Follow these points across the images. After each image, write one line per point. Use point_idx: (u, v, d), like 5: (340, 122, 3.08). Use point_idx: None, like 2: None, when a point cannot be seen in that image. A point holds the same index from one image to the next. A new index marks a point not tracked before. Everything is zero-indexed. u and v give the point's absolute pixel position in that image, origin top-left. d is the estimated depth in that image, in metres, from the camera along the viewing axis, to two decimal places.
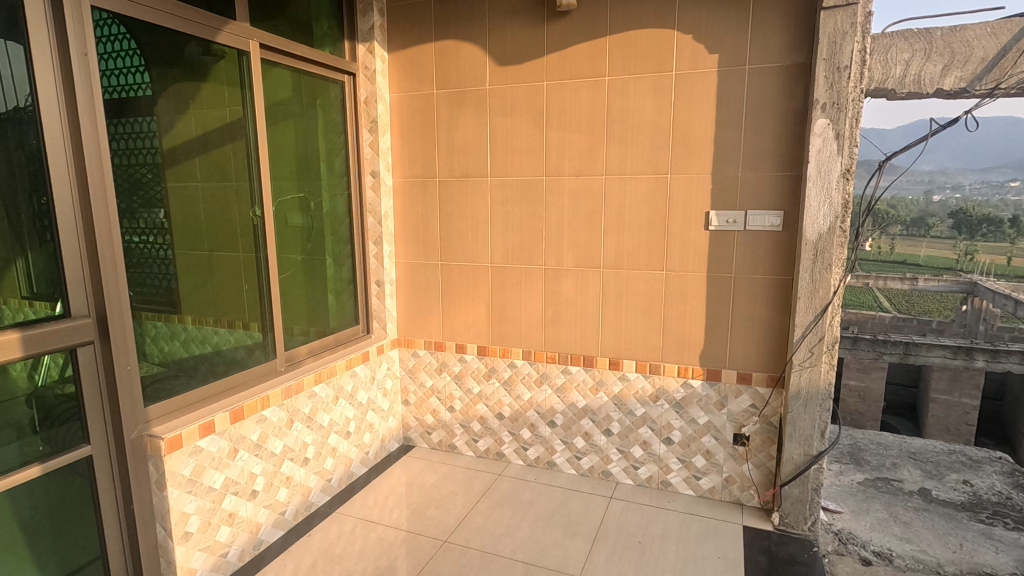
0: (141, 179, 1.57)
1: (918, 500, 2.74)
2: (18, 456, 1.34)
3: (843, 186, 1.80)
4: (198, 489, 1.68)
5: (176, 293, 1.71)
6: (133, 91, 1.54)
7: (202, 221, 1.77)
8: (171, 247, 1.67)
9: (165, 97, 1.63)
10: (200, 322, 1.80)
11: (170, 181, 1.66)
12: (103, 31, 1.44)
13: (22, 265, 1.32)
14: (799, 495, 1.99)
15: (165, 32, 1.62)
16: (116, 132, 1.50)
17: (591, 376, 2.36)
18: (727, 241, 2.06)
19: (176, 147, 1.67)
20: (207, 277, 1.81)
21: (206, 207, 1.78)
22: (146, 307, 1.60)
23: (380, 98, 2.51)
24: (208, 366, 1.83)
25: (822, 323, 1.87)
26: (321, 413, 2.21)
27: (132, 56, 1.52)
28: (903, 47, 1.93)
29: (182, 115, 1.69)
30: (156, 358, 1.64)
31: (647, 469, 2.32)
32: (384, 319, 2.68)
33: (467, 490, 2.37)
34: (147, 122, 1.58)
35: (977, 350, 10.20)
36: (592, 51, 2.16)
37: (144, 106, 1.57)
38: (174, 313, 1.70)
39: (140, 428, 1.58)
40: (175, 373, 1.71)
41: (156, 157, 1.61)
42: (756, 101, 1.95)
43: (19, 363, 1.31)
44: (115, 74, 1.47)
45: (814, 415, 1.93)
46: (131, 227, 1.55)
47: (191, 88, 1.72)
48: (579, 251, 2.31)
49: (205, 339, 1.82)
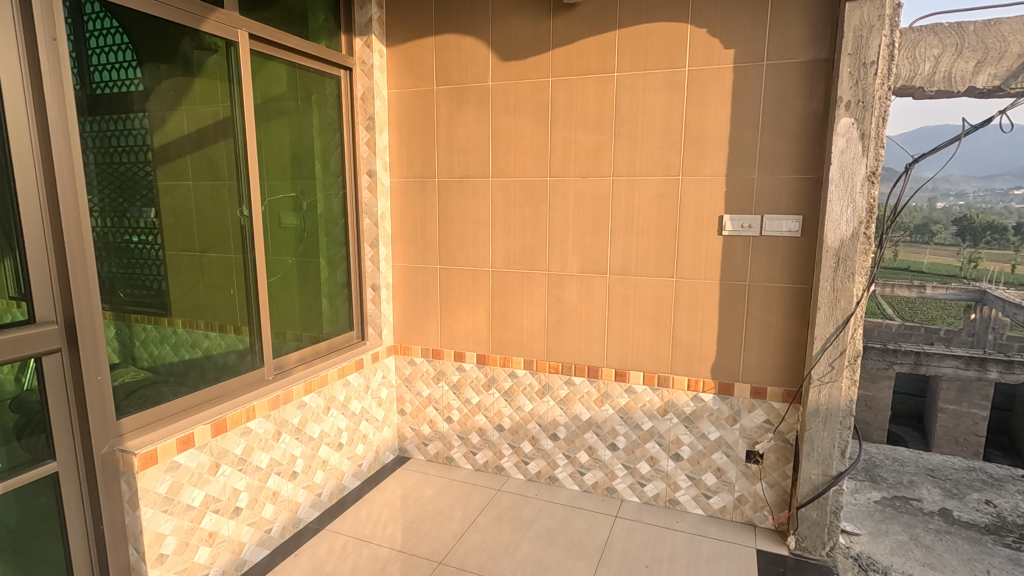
0: (128, 176, 1.49)
1: (940, 521, 2.54)
2: (6, 459, 1.27)
3: (868, 191, 1.68)
4: (175, 508, 1.57)
5: (166, 294, 1.64)
6: (125, 86, 1.48)
7: (193, 222, 1.69)
8: (162, 247, 1.60)
9: (156, 94, 1.56)
10: (190, 325, 1.72)
11: (161, 179, 1.58)
12: (92, 24, 1.38)
13: (11, 264, 1.25)
14: (817, 518, 1.87)
15: (157, 24, 1.54)
16: (101, 128, 1.42)
17: (596, 388, 2.25)
18: (742, 248, 1.95)
19: (168, 144, 1.59)
20: (198, 279, 1.73)
21: (198, 206, 1.70)
22: (134, 308, 1.55)
23: (378, 94, 2.41)
24: (197, 372, 1.75)
25: (845, 335, 1.75)
26: (312, 425, 2.09)
27: (124, 51, 1.46)
28: (932, 43, 1.77)
29: (174, 111, 1.61)
30: (145, 361, 1.57)
31: (653, 486, 2.20)
32: (380, 325, 2.56)
33: (464, 506, 2.25)
34: (138, 118, 1.51)
35: (990, 360, 10.16)
36: (600, 46, 2.05)
37: (137, 101, 1.50)
38: (163, 316, 1.64)
39: (112, 442, 1.47)
40: (164, 379, 1.64)
41: (148, 154, 1.53)
42: (775, 100, 1.84)
43: (5, 365, 1.24)
44: (106, 69, 1.42)
45: (834, 433, 1.82)
46: (119, 227, 1.48)
47: (184, 83, 1.64)
48: (585, 257, 2.20)
49: (195, 342, 1.74)
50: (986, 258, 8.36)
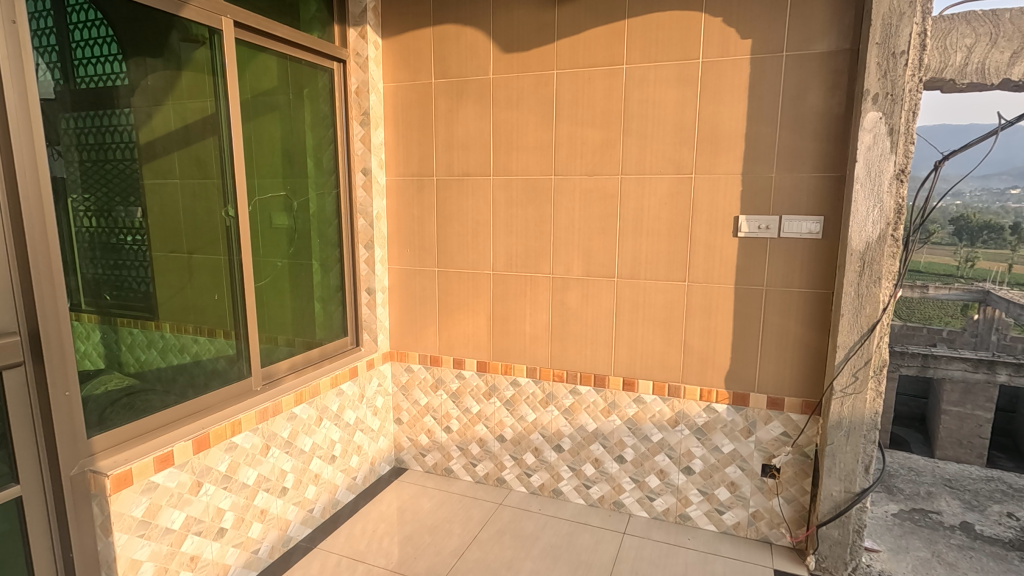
0: (113, 174, 1.42)
1: (961, 536, 2.41)
2: None
3: (897, 190, 1.58)
4: (153, 532, 1.45)
5: (154, 298, 1.58)
6: (110, 81, 1.41)
7: (179, 222, 1.61)
8: (148, 248, 1.54)
9: (141, 91, 1.49)
10: (178, 330, 1.65)
11: (147, 177, 1.51)
12: (76, 16, 1.31)
13: None
14: (838, 537, 1.77)
15: (142, 14, 1.46)
16: (86, 125, 1.35)
17: (602, 397, 2.14)
18: (759, 251, 1.84)
19: (155, 141, 1.52)
20: (185, 281, 1.65)
21: (185, 206, 1.62)
22: (121, 312, 1.49)
23: (373, 88, 2.29)
24: (186, 379, 1.66)
25: (870, 344, 1.65)
26: (303, 437, 1.98)
27: (108, 44, 1.39)
28: (965, 32, 1.68)
29: (160, 106, 1.54)
30: (132, 367, 1.51)
31: (663, 501, 2.09)
32: (375, 331, 2.45)
33: (464, 521, 2.14)
34: (124, 114, 1.45)
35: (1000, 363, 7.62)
36: (608, 37, 1.94)
37: (122, 96, 1.44)
38: (151, 320, 1.58)
39: (82, 463, 1.35)
40: (150, 387, 1.56)
41: (133, 152, 1.46)
42: (794, 94, 1.73)
43: None
44: (90, 63, 1.35)
45: (857, 447, 1.71)
46: (104, 227, 1.41)
47: (169, 77, 1.56)
48: (591, 260, 2.09)
49: (183, 348, 1.66)
50: (984, 256, 5.13)
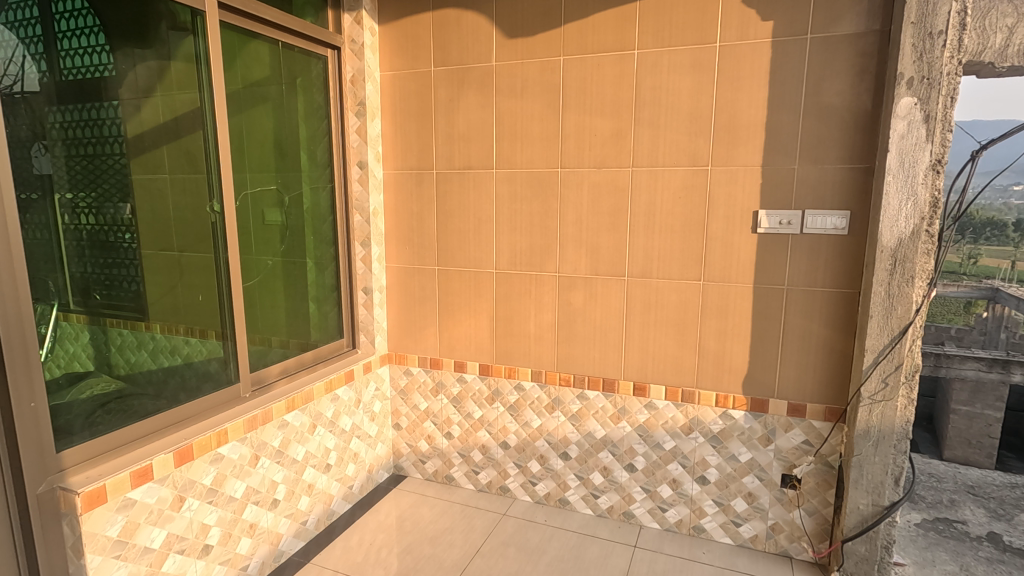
0: (101, 170, 1.35)
1: (990, 548, 2.31)
2: None
3: (932, 181, 1.47)
4: (130, 552, 1.34)
5: (145, 297, 1.52)
6: (97, 73, 1.34)
7: (168, 219, 1.53)
8: (136, 247, 1.47)
9: (128, 81, 1.41)
10: (169, 330, 1.58)
11: (135, 173, 1.44)
12: (61, 5, 1.24)
13: None
14: (865, 554, 1.66)
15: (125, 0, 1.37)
16: (70, 118, 1.27)
17: (612, 403, 2.03)
18: (781, 247, 1.72)
19: (143, 134, 1.45)
20: (175, 281, 1.58)
21: (174, 202, 1.53)
22: (109, 312, 1.44)
23: (369, 77, 2.17)
24: (177, 381, 1.57)
25: (901, 347, 1.54)
26: (295, 445, 1.87)
27: (94, 35, 1.32)
28: (1005, 11, 1.49)
29: (148, 98, 1.46)
30: (121, 369, 1.46)
31: (676, 512, 1.99)
32: (373, 332, 2.33)
33: (466, 531, 2.03)
34: (111, 107, 1.37)
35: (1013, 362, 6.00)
36: (619, 20, 1.82)
37: (110, 88, 1.37)
38: (140, 320, 1.52)
39: (51, 479, 1.23)
40: (142, 391, 1.49)
41: (120, 145, 1.39)
42: (819, 80, 1.62)
43: None
44: (74, 54, 1.27)
45: (887, 458, 1.60)
46: (82, 224, 1.31)
47: (157, 66, 1.46)
48: (598, 258, 1.98)
49: (174, 349, 1.58)
50: (985, 256, 4.31)
